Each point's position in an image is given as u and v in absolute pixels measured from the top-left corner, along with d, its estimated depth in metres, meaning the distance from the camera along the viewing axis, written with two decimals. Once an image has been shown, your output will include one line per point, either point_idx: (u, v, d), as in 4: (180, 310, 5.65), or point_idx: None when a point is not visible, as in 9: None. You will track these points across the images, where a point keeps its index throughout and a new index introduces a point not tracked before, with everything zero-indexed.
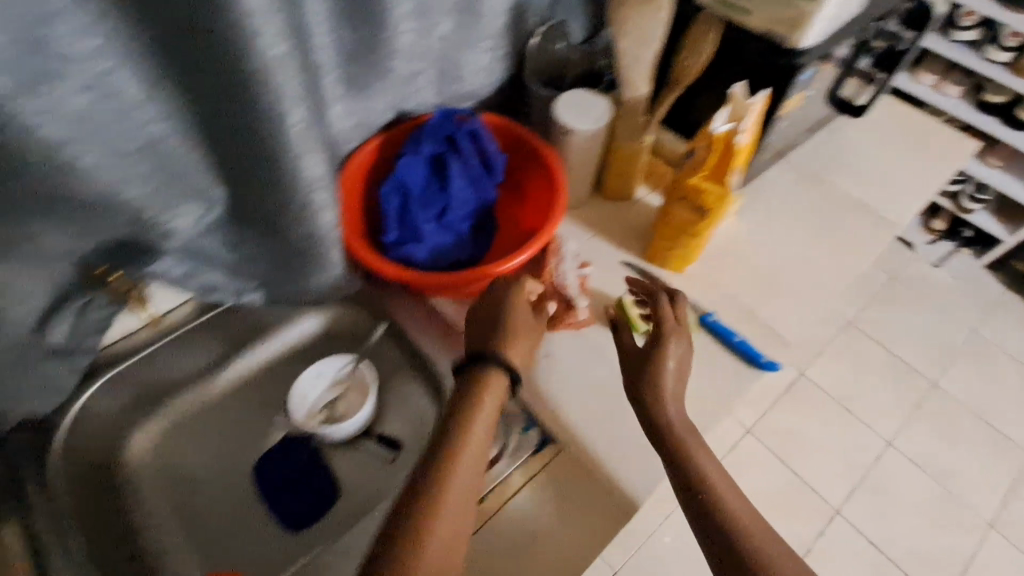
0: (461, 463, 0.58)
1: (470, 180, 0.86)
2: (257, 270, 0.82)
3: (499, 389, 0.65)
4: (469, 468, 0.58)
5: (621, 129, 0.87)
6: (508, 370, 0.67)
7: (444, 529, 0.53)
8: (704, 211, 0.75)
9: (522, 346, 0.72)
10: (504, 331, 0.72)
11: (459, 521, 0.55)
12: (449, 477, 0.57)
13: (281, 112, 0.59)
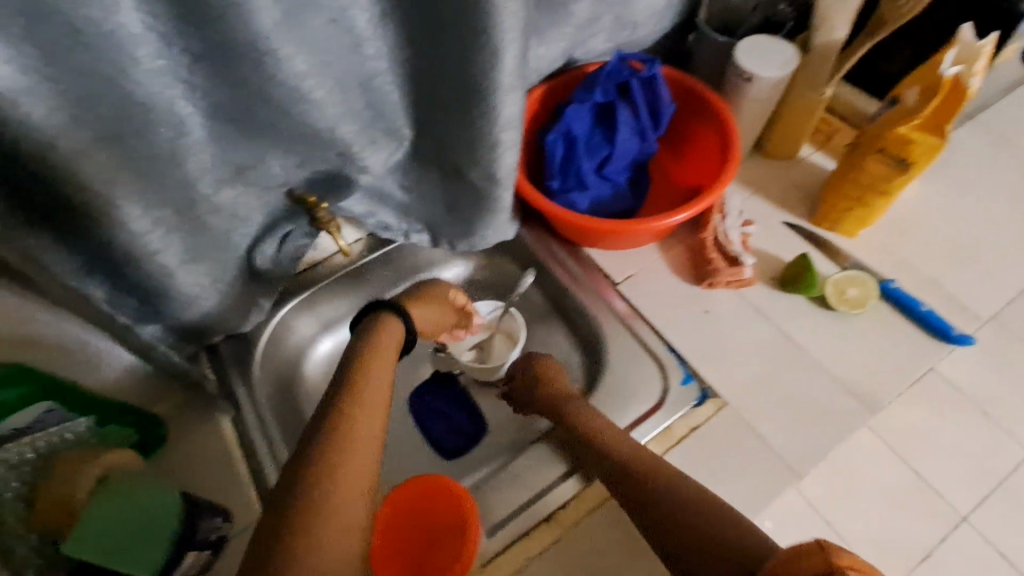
0: (354, 437, 0.58)
1: (638, 129, 0.85)
2: (427, 210, 0.86)
3: (393, 334, 0.74)
4: (363, 462, 0.56)
5: (805, 77, 0.81)
6: (402, 316, 0.77)
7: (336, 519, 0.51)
8: (909, 164, 0.70)
9: (420, 309, 0.81)
10: (417, 302, 0.81)
11: (352, 496, 0.53)
12: (349, 445, 0.57)
13: (498, 50, 0.60)
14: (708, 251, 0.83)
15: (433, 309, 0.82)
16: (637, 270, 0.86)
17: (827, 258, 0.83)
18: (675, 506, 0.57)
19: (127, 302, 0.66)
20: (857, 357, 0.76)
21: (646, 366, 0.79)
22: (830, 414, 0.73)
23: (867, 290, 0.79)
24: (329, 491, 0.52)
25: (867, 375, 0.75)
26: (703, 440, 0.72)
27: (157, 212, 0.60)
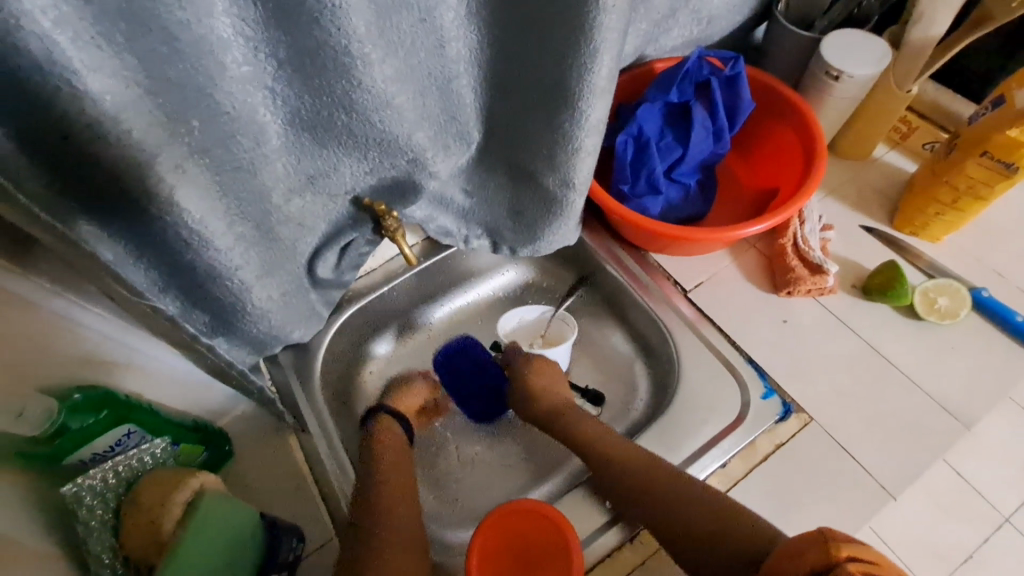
0: (392, 524, 0.64)
1: (712, 130, 0.81)
2: (488, 215, 0.83)
3: (390, 437, 0.76)
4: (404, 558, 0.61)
5: (892, 72, 0.77)
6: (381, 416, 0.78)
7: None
8: (1016, 169, 0.67)
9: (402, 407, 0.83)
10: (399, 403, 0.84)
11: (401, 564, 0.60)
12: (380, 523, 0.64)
13: (593, 55, 0.57)
14: (787, 257, 0.79)
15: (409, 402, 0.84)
16: (709, 278, 0.82)
17: (910, 265, 0.80)
18: (696, 522, 0.58)
19: (198, 317, 0.63)
20: (949, 371, 0.72)
21: (723, 379, 0.75)
22: (922, 428, 0.69)
23: (959, 300, 0.75)
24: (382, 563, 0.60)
25: (962, 391, 0.71)
26: (792, 458, 0.68)
27: (239, 227, 0.56)
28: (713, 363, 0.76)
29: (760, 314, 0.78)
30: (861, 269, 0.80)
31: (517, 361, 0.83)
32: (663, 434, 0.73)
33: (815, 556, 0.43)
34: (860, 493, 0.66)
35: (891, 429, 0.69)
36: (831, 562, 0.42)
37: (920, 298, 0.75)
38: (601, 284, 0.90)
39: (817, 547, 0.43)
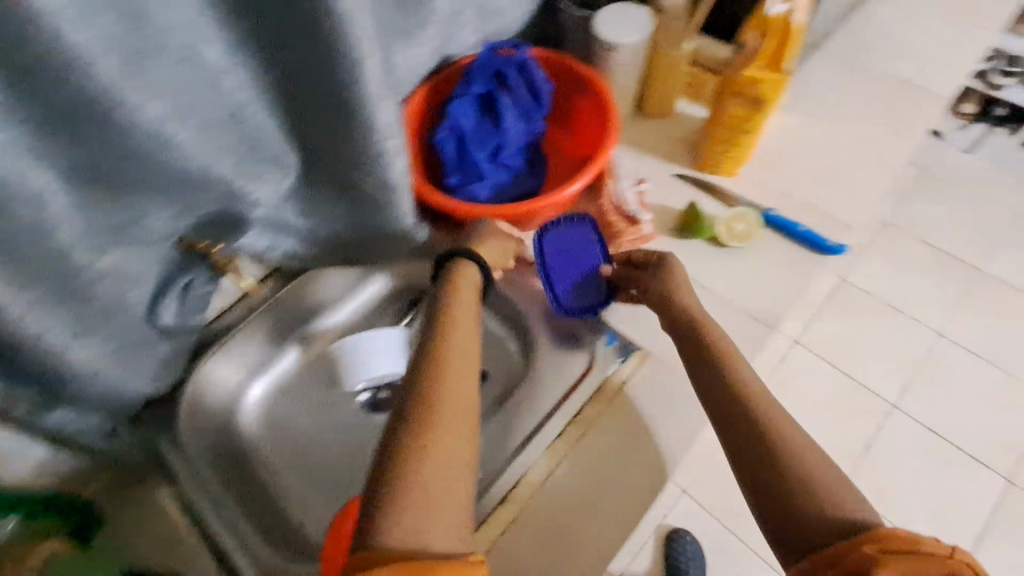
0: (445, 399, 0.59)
1: (521, 112, 0.88)
2: (329, 230, 0.86)
3: (470, 282, 0.74)
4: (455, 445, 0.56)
5: (660, 40, 0.88)
6: (473, 259, 0.76)
7: (436, 469, 0.54)
8: (760, 102, 0.77)
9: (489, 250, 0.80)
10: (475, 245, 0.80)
11: (449, 446, 0.56)
12: (439, 413, 0.58)
13: (359, 63, 0.62)
14: (609, 215, 0.87)
15: (496, 245, 0.81)
16: None
17: (719, 200, 0.89)
18: (806, 471, 0.58)
19: (27, 392, 0.68)
20: (759, 285, 0.82)
21: (570, 335, 0.82)
22: (738, 340, 0.79)
23: (753, 224, 0.85)
24: (434, 463, 0.54)
25: (770, 299, 0.81)
26: (633, 395, 0.77)
27: (31, 290, 0.58)
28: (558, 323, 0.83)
29: None
30: (675, 211, 0.89)
31: (671, 280, 0.75)
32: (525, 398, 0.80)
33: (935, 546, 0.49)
34: (692, 412, 0.75)
35: None
36: (949, 555, 0.48)
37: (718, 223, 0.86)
38: None
39: (938, 554, 0.48)
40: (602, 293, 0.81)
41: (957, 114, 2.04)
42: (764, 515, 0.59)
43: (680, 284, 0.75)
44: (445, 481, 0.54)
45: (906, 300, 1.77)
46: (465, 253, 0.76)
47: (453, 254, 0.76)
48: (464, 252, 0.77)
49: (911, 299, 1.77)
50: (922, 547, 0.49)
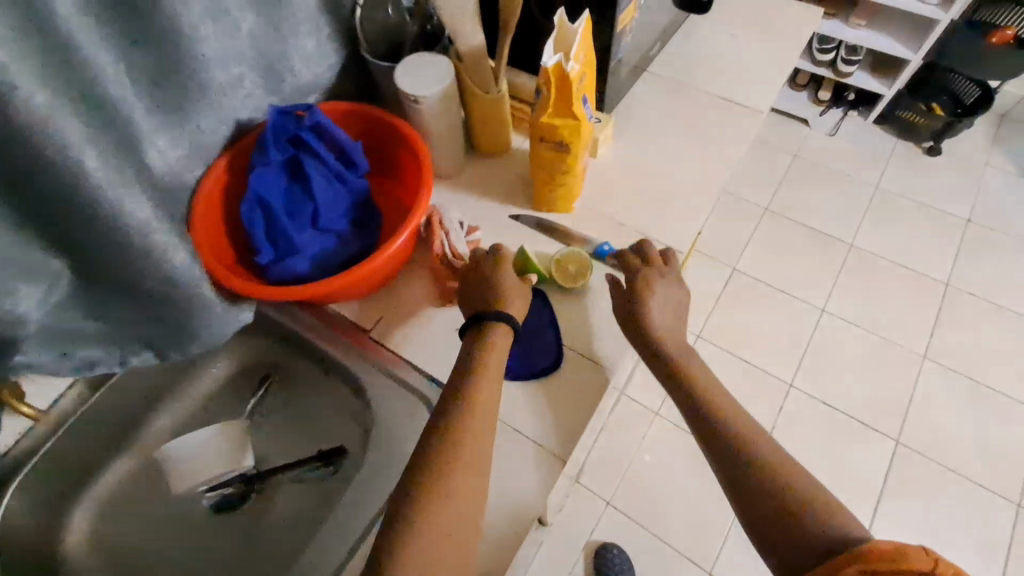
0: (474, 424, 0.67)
1: (333, 174, 0.82)
2: (134, 329, 0.77)
3: (504, 345, 0.73)
4: (478, 450, 0.65)
5: (471, 82, 0.85)
6: (508, 322, 0.74)
7: (468, 461, 0.64)
8: (566, 145, 0.75)
9: (515, 306, 0.77)
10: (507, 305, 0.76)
11: (480, 452, 0.66)
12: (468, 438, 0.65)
13: (76, 156, 0.56)
14: (443, 270, 0.86)
15: (518, 302, 0.77)
16: (386, 312, 0.87)
17: (552, 239, 0.90)
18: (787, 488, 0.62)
19: None
20: (597, 322, 0.84)
21: (409, 404, 0.81)
22: (576, 385, 0.80)
23: (584, 263, 0.86)
24: (464, 467, 0.63)
25: (605, 338, 0.82)
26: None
27: None
28: (398, 393, 0.82)
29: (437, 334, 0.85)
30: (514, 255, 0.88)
31: (652, 291, 0.79)
32: (369, 484, 0.78)
33: (917, 558, 0.50)
34: (536, 469, 0.75)
35: (551, 396, 0.79)
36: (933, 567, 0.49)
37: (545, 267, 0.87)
38: (304, 347, 0.92)
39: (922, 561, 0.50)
40: (549, 359, 0.81)
41: (816, 100, 1.99)
42: (750, 525, 0.63)
43: (659, 291, 0.79)
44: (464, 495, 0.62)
45: (788, 278, 1.75)
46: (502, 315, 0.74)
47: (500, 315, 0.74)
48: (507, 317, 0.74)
49: (794, 279, 1.76)
50: (901, 566, 0.50)
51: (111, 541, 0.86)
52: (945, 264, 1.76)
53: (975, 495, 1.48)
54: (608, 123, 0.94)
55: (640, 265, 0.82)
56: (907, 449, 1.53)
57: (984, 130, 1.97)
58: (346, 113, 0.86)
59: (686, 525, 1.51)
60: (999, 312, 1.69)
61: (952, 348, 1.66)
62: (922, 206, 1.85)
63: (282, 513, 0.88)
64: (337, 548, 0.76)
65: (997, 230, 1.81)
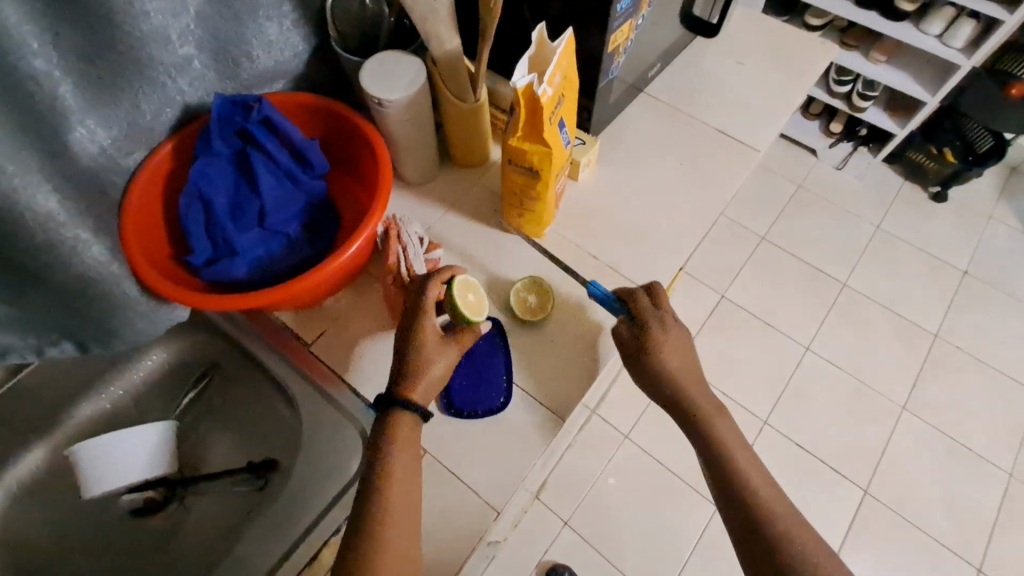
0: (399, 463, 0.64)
1: (283, 173, 0.76)
2: (52, 319, 0.71)
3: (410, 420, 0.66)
4: (407, 487, 0.64)
5: (446, 88, 0.78)
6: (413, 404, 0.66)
7: (398, 502, 0.63)
8: (536, 171, 0.70)
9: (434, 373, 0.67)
10: (417, 375, 0.66)
11: (410, 490, 0.64)
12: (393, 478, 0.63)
13: None
14: (394, 289, 0.78)
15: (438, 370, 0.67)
16: (330, 326, 0.81)
17: (519, 263, 0.85)
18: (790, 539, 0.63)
19: None
20: (554, 360, 0.78)
21: (344, 428, 0.77)
22: (522, 429, 0.74)
23: (548, 296, 0.81)
24: (392, 509, 0.62)
25: (561, 380, 0.77)
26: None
27: None
28: (332, 414, 0.78)
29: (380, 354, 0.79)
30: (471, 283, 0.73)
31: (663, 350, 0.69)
32: (294, 501, 0.75)
33: None
34: (469, 513, 0.71)
35: (495, 438, 0.74)
36: None
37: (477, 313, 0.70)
38: (244, 352, 0.87)
39: None
40: (501, 395, 0.75)
41: (826, 133, 1.91)
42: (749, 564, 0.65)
43: (669, 345, 0.70)
44: (401, 534, 0.62)
45: (776, 313, 1.68)
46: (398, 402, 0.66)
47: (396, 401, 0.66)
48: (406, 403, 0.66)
49: (781, 313, 1.68)
50: None
51: (22, 531, 0.83)
52: (937, 315, 1.69)
53: (939, 556, 1.43)
54: (593, 146, 0.88)
55: (652, 314, 0.71)
56: (874, 500, 1.48)
57: (993, 179, 1.89)
58: (307, 106, 0.79)
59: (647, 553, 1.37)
60: (986, 372, 1.62)
61: (936, 403, 1.58)
62: (921, 252, 1.78)
63: (203, 522, 0.84)
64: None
65: (993, 285, 1.74)
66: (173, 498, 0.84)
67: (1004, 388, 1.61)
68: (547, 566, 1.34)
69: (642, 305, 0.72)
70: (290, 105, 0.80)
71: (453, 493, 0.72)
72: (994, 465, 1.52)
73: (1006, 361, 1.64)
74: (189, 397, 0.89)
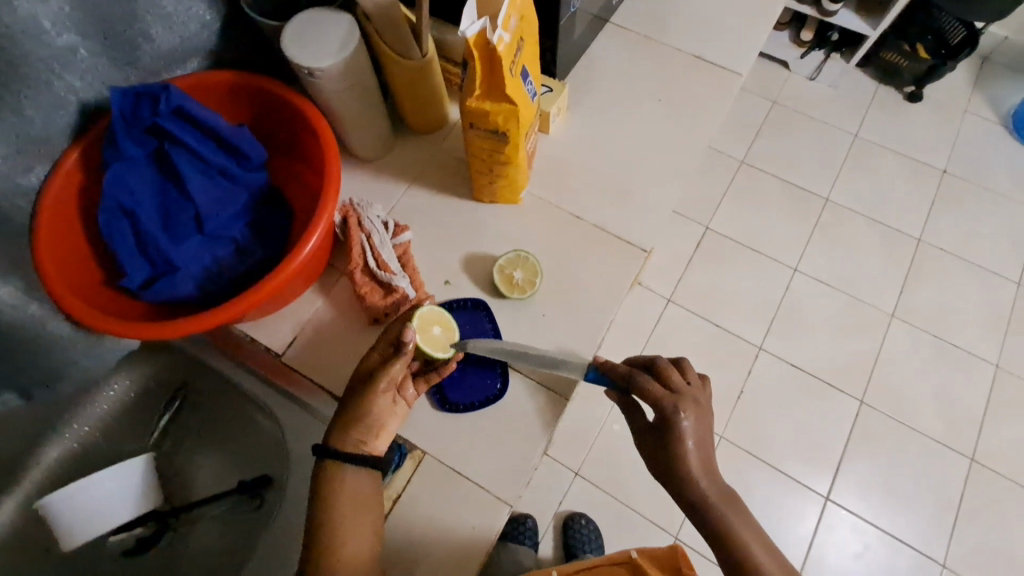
0: (348, 514, 0.61)
1: (213, 169, 0.66)
2: None
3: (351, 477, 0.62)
4: (357, 518, 0.61)
5: (387, 44, 0.68)
6: (350, 456, 0.62)
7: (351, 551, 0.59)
8: (503, 133, 0.61)
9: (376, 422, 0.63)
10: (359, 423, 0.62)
11: (365, 537, 0.61)
12: (338, 534, 0.60)
13: None
14: (364, 283, 0.71)
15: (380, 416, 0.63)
16: (300, 332, 0.73)
17: (497, 235, 0.77)
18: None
19: None
20: (548, 334, 0.73)
21: None
22: (523, 414, 0.70)
23: (533, 269, 0.75)
24: (346, 559, 0.59)
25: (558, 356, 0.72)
26: (412, 505, 0.67)
27: None
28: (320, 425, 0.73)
29: (359, 356, 0.72)
30: (444, 315, 0.69)
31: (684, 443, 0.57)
32: (296, 520, 0.71)
33: None
34: (479, 509, 0.67)
35: (498, 428, 0.69)
36: None
37: (432, 342, 0.66)
38: (213, 369, 0.80)
39: None
40: (497, 381, 0.70)
41: (796, 43, 1.79)
42: None
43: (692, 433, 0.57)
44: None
45: (760, 236, 1.60)
46: (328, 451, 0.61)
47: (328, 451, 0.62)
48: (338, 451, 0.62)
49: (769, 238, 1.60)
50: None
51: None
52: (920, 218, 1.63)
53: (936, 456, 1.41)
54: (562, 93, 0.79)
55: (664, 398, 0.58)
56: (870, 409, 1.44)
57: (967, 69, 1.80)
58: (229, 86, 0.68)
59: (653, 488, 1.36)
60: (971, 270, 1.58)
61: (923, 306, 1.54)
62: (901, 155, 1.71)
63: (205, 550, 0.79)
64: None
65: (972, 181, 1.68)
66: (171, 532, 0.80)
67: (993, 285, 1.57)
68: (563, 517, 1.35)
69: (654, 391, 0.58)
70: (207, 86, 0.68)
71: (461, 489, 0.68)
72: (982, 359, 1.49)
73: (991, 257, 1.60)
74: (163, 423, 0.83)
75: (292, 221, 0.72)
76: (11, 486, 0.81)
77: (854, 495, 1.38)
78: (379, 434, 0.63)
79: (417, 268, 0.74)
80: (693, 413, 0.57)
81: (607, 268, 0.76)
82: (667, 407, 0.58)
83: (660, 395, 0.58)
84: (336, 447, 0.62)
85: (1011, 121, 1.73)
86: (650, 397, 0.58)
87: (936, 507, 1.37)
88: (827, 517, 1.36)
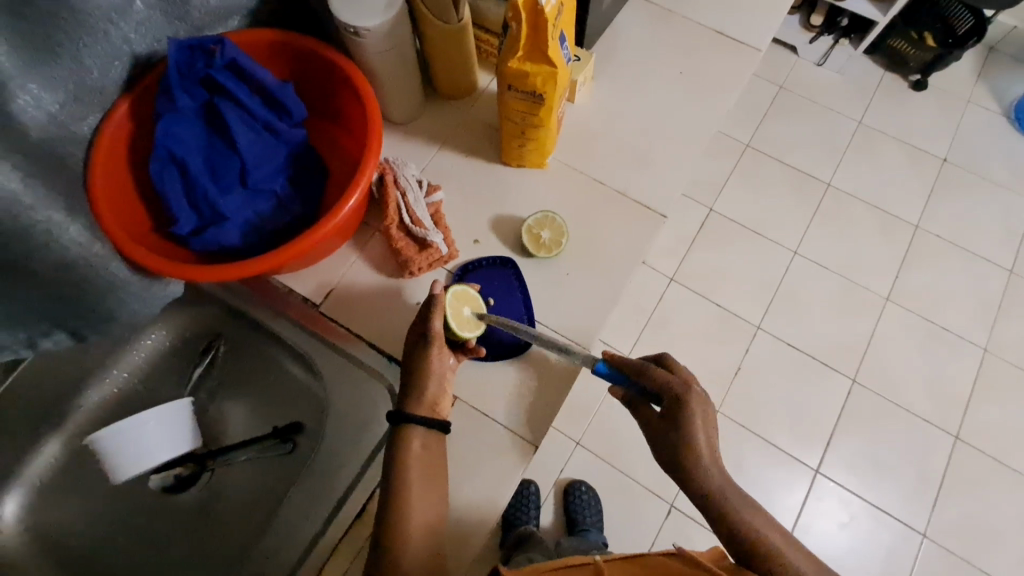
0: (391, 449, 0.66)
1: (258, 124, 0.69)
2: (37, 310, 0.67)
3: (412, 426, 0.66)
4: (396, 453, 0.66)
5: (426, 7, 0.71)
6: (420, 419, 0.66)
7: (407, 498, 0.65)
8: (540, 95, 0.65)
9: (434, 385, 0.68)
10: (424, 388, 0.67)
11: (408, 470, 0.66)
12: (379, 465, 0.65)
13: None
14: (400, 239, 0.76)
15: (440, 381, 0.68)
16: (339, 282, 0.78)
17: (524, 197, 0.81)
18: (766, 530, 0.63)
19: None
20: (570, 292, 0.77)
21: (370, 385, 0.76)
22: (545, 366, 0.75)
23: (558, 230, 0.78)
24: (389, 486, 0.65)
25: (581, 313, 0.76)
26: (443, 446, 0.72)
27: None
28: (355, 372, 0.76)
29: (394, 306, 0.77)
30: (470, 294, 0.72)
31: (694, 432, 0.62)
32: (329, 462, 0.75)
33: None
34: (505, 450, 0.72)
35: (523, 377, 0.74)
36: None
37: (460, 322, 0.69)
38: (247, 320, 0.83)
39: None
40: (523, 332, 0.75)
41: (805, 28, 1.80)
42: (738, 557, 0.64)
43: (700, 422, 0.63)
44: (399, 512, 0.65)
45: (762, 219, 1.64)
46: (404, 416, 0.66)
47: (403, 417, 0.66)
48: (412, 414, 0.66)
49: (771, 220, 1.64)
50: None
51: (57, 517, 0.83)
52: (918, 205, 1.68)
53: (922, 432, 1.47)
54: (588, 62, 0.82)
55: (676, 388, 0.63)
56: (862, 387, 1.50)
57: (972, 59, 1.83)
58: (274, 45, 0.71)
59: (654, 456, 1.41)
60: (965, 257, 1.63)
61: (917, 290, 1.59)
62: (903, 143, 1.74)
63: (238, 492, 0.83)
64: (296, 538, 0.73)
65: (970, 170, 1.72)
66: (210, 474, 0.84)
67: (985, 272, 1.62)
68: (565, 484, 1.40)
69: (668, 379, 0.63)
70: (253, 44, 0.71)
71: (488, 432, 0.73)
72: (970, 342, 1.55)
73: (984, 245, 1.65)
74: (196, 373, 0.86)
75: (329, 180, 0.76)
76: (54, 427, 0.85)
77: (842, 469, 1.45)
78: (443, 396, 0.69)
79: (448, 226, 0.79)
80: (700, 404, 0.63)
81: (628, 232, 0.80)
82: (678, 396, 0.63)
83: (673, 384, 0.63)
84: (412, 413, 0.66)
85: (1012, 112, 1.77)
86: (663, 386, 0.63)
87: (920, 480, 1.44)
88: (816, 488, 1.43)
